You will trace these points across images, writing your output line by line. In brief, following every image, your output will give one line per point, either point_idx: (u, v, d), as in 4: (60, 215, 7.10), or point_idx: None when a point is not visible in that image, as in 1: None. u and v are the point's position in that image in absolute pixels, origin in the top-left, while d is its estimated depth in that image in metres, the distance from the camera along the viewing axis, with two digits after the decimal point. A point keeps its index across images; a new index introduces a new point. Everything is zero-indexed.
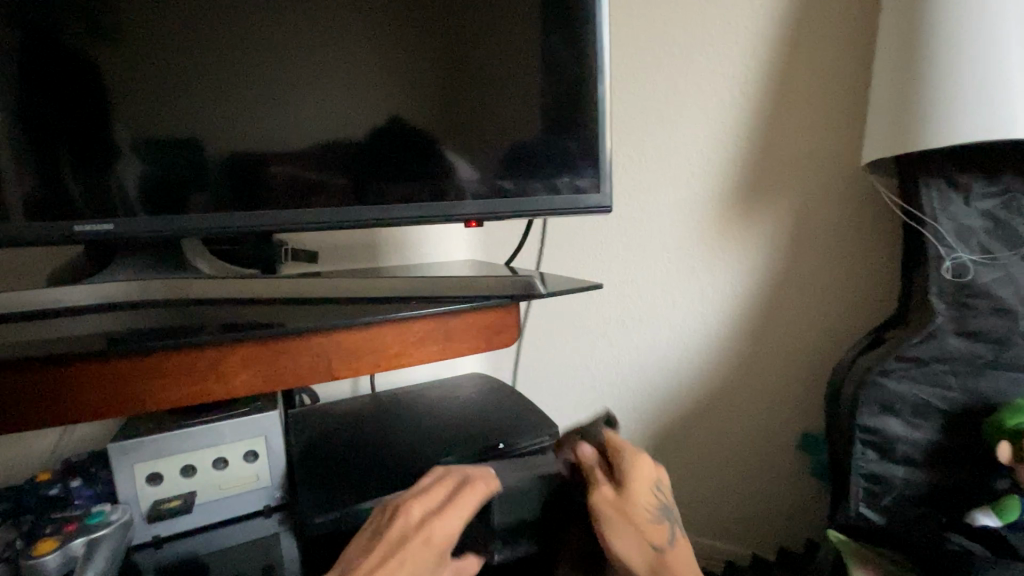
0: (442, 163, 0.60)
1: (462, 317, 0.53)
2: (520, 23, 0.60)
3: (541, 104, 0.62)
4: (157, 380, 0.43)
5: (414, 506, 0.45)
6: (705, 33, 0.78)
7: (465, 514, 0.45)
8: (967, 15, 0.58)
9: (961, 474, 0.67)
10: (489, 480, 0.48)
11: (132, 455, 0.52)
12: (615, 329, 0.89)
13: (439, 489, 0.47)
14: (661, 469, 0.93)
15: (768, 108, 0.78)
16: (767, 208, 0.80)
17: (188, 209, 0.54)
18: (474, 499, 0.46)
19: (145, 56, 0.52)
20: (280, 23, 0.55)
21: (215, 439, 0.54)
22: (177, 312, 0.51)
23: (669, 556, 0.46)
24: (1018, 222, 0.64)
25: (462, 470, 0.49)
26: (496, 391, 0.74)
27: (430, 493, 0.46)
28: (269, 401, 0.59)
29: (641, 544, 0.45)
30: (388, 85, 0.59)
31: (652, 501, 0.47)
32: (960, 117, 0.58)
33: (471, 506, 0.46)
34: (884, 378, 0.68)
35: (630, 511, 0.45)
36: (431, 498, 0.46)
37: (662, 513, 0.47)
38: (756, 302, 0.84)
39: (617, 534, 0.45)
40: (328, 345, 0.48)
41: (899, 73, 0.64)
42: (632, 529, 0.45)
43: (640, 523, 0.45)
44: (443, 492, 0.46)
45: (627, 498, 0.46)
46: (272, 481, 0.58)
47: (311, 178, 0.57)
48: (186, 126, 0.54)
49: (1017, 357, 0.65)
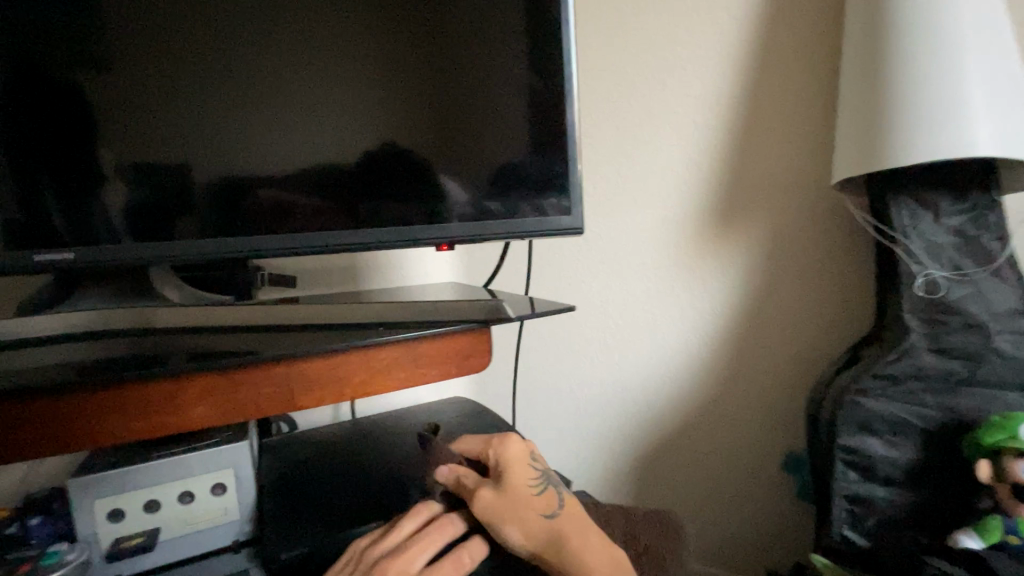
0: (413, 186, 0.60)
1: (431, 342, 0.52)
2: (491, 50, 0.61)
3: (513, 128, 0.62)
4: (113, 413, 0.42)
5: (392, 568, 0.41)
6: (677, 57, 0.79)
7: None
8: (926, 39, 0.60)
9: (943, 494, 0.66)
10: (477, 549, 0.44)
11: (92, 492, 0.50)
12: (597, 350, 0.89)
13: (421, 552, 0.43)
14: (647, 493, 0.92)
15: (740, 129, 0.79)
16: (744, 228, 0.81)
17: (153, 236, 0.53)
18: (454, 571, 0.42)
19: (114, 84, 0.52)
20: (255, 50, 0.55)
21: (180, 472, 0.53)
22: (139, 342, 0.50)
23: (561, 523, 0.44)
24: (984, 238, 0.66)
25: (457, 523, 0.46)
26: (476, 415, 0.73)
27: (408, 557, 0.42)
28: (238, 431, 0.58)
29: (532, 518, 0.44)
30: (363, 111, 0.59)
31: (528, 478, 0.46)
32: (924, 137, 0.59)
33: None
34: (862, 396, 0.67)
35: (513, 496, 0.44)
36: (409, 560, 0.42)
37: (541, 484, 0.46)
38: (736, 320, 0.84)
39: (505, 521, 0.44)
40: (291, 374, 0.47)
41: (863, 95, 0.65)
42: (524, 515, 0.44)
43: (520, 497, 0.44)
44: (424, 558, 0.42)
45: (506, 487, 0.45)
46: (241, 515, 0.56)
47: (279, 204, 0.57)
48: (153, 154, 0.53)
49: (992, 372, 0.65)
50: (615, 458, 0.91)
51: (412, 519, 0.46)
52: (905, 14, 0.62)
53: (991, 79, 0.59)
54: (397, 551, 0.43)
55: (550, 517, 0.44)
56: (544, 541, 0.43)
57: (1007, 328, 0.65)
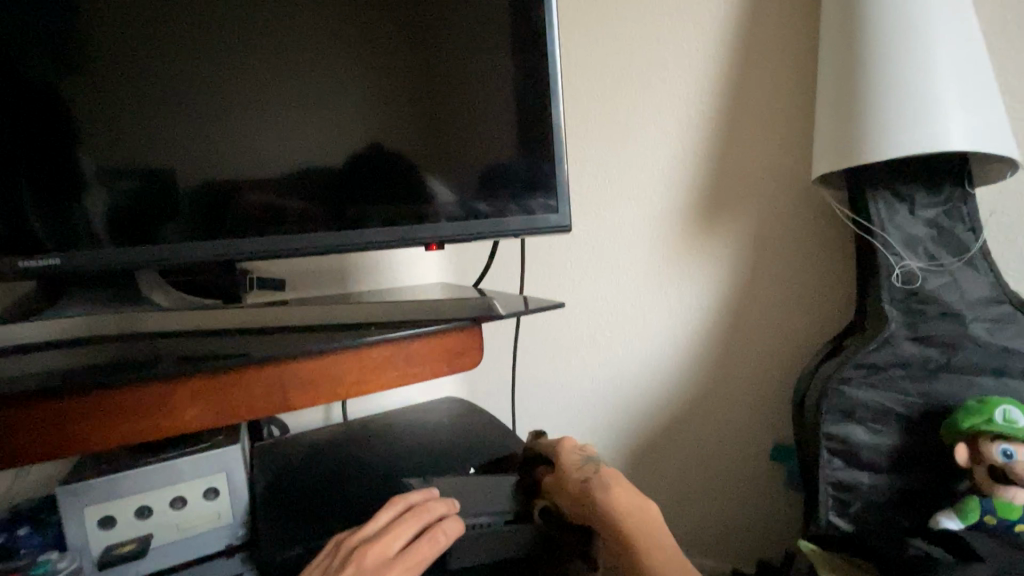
0: (400, 187, 0.60)
1: (422, 341, 0.53)
2: (477, 51, 0.62)
3: (501, 128, 0.63)
4: (104, 418, 0.42)
5: (371, 555, 0.42)
6: (659, 57, 0.80)
7: (423, 563, 0.42)
8: (898, 38, 0.62)
9: (923, 479, 0.68)
10: (450, 526, 0.44)
11: (81, 499, 0.49)
12: (586, 347, 0.89)
13: (398, 537, 0.43)
14: (639, 487, 0.93)
15: (723, 126, 0.80)
16: (729, 224, 0.82)
17: (140, 241, 0.53)
18: (431, 551, 0.42)
19: (98, 89, 0.52)
20: (240, 52, 0.55)
21: (172, 477, 0.52)
22: (127, 347, 0.50)
23: (605, 479, 0.48)
24: (958, 229, 0.68)
25: (433, 508, 0.45)
26: (468, 414, 0.73)
27: (385, 541, 0.43)
28: (230, 434, 0.57)
29: (570, 488, 0.46)
30: (350, 113, 0.59)
31: (579, 458, 0.52)
32: (897, 132, 0.61)
33: (428, 556, 0.42)
34: (844, 386, 0.69)
35: (565, 467, 0.51)
36: (386, 545, 0.42)
37: (589, 462, 0.52)
38: (722, 315, 0.85)
39: (558, 479, 0.49)
40: (284, 375, 0.47)
41: (840, 91, 0.66)
42: (576, 474, 0.49)
43: (571, 467, 0.50)
44: (401, 541, 0.43)
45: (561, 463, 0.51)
46: (234, 519, 0.55)
47: (268, 206, 0.57)
48: (139, 159, 0.53)
49: (969, 359, 0.67)
50: (607, 453, 0.92)
51: (385, 508, 0.46)
52: (878, 12, 0.63)
53: (961, 75, 0.61)
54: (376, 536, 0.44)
55: (594, 474, 0.48)
56: (585, 490, 0.47)
57: (982, 315, 0.67)
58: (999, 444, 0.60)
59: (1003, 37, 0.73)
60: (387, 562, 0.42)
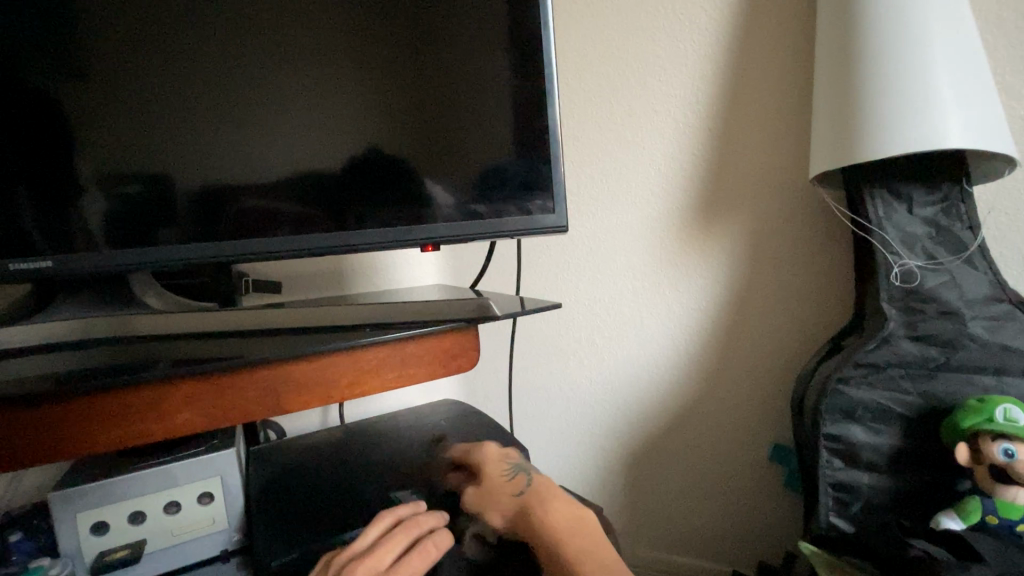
0: (396, 188, 0.60)
1: (418, 342, 0.52)
2: (473, 51, 0.62)
3: (497, 129, 0.62)
4: (97, 421, 0.41)
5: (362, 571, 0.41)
6: (656, 58, 0.80)
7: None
8: (896, 36, 0.62)
9: (924, 479, 0.67)
10: (440, 539, 0.44)
11: (74, 505, 0.49)
12: (584, 348, 0.89)
13: (390, 549, 0.43)
14: (637, 489, 0.92)
15: (720, 126, 0.80)
16: (727, 224, 0.82)
17: (133, 243, 0.52)
18: (423, 563, 0.42)
19: (92, 90, 0.51)
20: (235, 52, 0.55)
21: (166, 481, 0.52)
22: (120, 350, 0.49)
23: (534, 496, 0.48)
24: (956, 228, 0.67)
25: (422, 521, 0.46)
26: (466, 416, 0.73)
27: (378, 554, 0.42)
28: (224, 438, 0.57)
29: (504, 505, 0.48)
30: (345, 114, 0.59)
31: (504, 469, 0.51)
32: (895, 130, 0.61)
33: (420, 570, 0.42)
34: (844, 385, 0.69)
35: (490, 484, 0.49)
36: (379, 558, 0.42)
37: (516, 471, 0.51)
38: (720, 315, 0.85)
39: (486, 507, 0.48)
40: (278, 378, 0.47)
41: (837, 90, 0.66)
42: (501, 495, 0.48)
43: (496, 484, 0.49)
44: (394, 554, 0.43)
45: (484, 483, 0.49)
46: (229, 523, 0.55)
47: (264, 208, 0.56)
48: (133, 161, 0.53)
49: (968, 358, 0.67)
50: (605, 456, 0.92)
51: (374, 524, 0.45)
52: (874, 11, 0.63)
53: (959, 73, 0.61)
54: (367, 550, 0.43)
55: (522, 494, 0.48)
56: (516, 514, 0.47)
57: (981, 314, 0.67)
58: (1001, 443, 0.60)
59: (999, 36, 0.73)
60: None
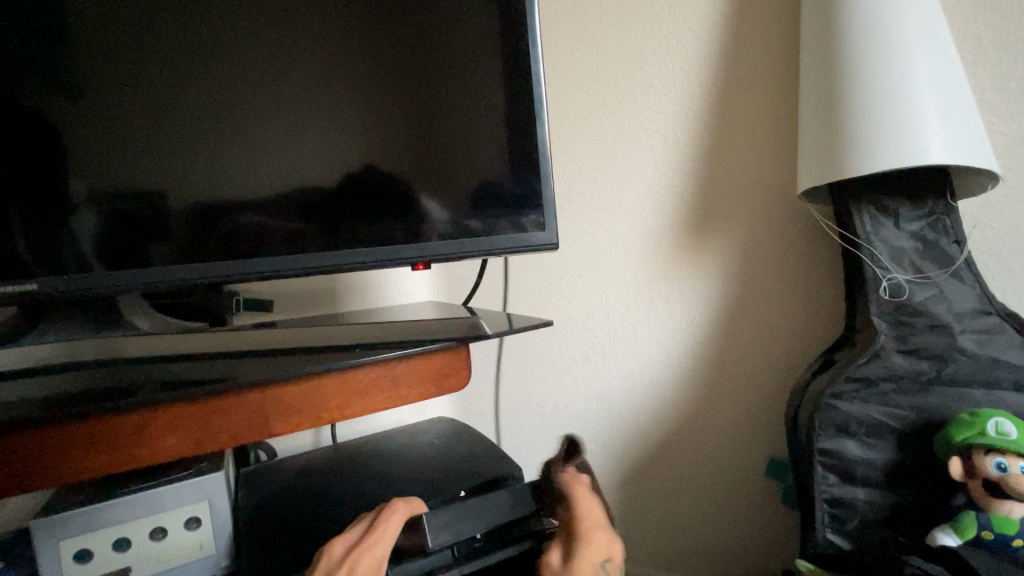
0: (386, 208, 0.60)
1: (408, 362, 0.52)
2: (464, 73, 0.62)
3: (488, 149, 0.63)
4: (81, 448, 0.41)
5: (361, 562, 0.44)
6: (645, 76, 0.81)
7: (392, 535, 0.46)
8: (878, 56, 0.63)
9: (918, 495, 0.67)
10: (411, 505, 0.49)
11: (58, 532, 0.47)
12: (579, 362, 0.89)
13: (359, 523, 0.48)
14: (634, 506, 0.91)
15: (709, 143, 0.82)
16: (719, 237, 0.83)
17: (123, 265, 0.52)
18: (396, 518, 0.48)
19: (83, 111, 0.51)
20: (229, 72, 0.55)
21: (153, 506, 0.50)
22: (108, 372, 0.49)
23: None
24: (943, 242, 0.68)
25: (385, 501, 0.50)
26: (459, 435, 0.72)
27: (348, 530, 0.47)
28: (213, 461, 0.56)
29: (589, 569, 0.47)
30: (335, 135, 0.59)
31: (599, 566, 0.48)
32: (879, 147, 0.62)
33: (393, 525, 0.47)
34: (836, 400, 0.69)
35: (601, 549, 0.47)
36: (349, 534, 0.46)
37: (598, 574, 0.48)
38: (712, 329, 0.85)
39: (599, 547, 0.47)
40: (267, 400, 0.46)
41: (822, 108, 0.67)
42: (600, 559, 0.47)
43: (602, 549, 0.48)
44: (363, 526, 0.47)
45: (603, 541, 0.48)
46: (218, 549, 0.54)
47: (257, 227, 0.56)
48: (123, 181, 0.52)
49: (958, 371, 0.67)
50: (600, 470, 0.91)
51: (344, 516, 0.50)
52: (856, 32, 0.65)
53: (940, 91, 0.62)
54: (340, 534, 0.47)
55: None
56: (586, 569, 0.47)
57: (970, 328, 0.67)
58: (993, 457, 0.60)
59: (978, 55, 0.75)
60: (382, 562, 0.45)
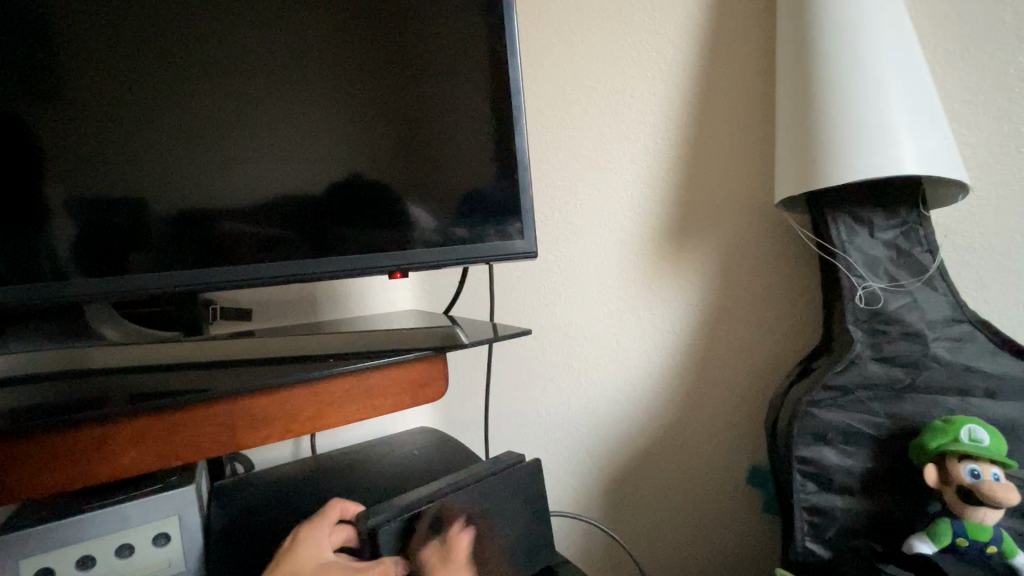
0: (364, 215, 0.59)
1: (385, 372, 0.52)
2: (446, 79, 0.62)
3: (469, 155, 0.63)
4: (42, 463, 0.39)
5: (304, 564, 0.45)
6: (628, 84, 0.82)
7: (324, 519, 0.50)
8: (853, 69, 0.64)
9: (894, 502, 0.68)
10: (354, 507, 0.52)
11: (15, 551, 0.45)
12: (563, 371, 0.86)
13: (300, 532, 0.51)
14: (621, 517, 0.90)
15: (689, 153, 0.83)
16: (700, 247, 0.84)
17: (92, 272, 0.51)
18: (330, 511, 0.51)
19: (54, 114, 0.50)
20: (207, 77, 0.54)
21: (119, 522, 0.48)
22: (69, 384, 0.47)
23: None
24: (915, 251, 0.70)
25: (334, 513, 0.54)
26: (441, 445, 0.71)
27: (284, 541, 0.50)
28: (183, 474, 0.54)
29: None
30: (314, 140, 0.58)
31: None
32: (855, 156, 0.63)
33: (325, 512, 0.50)
34: (814, 408, 0.69)
35: None
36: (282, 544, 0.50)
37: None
38: (694, 336, 0.86)
39: None
40: (236, 412, 0.45)
41: (799, 118, 0.68)
42: None
43: None
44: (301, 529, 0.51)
45: None
46: (187, 567, 0.51)
47: (231, 234, 0.55)
48: (92, 185, 0.51)
49: (932, 378, 0.68)
50: (588, 482, 0.88)
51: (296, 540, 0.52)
52: (830, 44, 0.66)
53: (911, 102, 0.64)
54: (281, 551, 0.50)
55: None
56: None
57: (942, 335, 0.68)
58: (967, 464, 0.61)
59: (949, 67, 0.77)
60: (319, 539, 0.47)
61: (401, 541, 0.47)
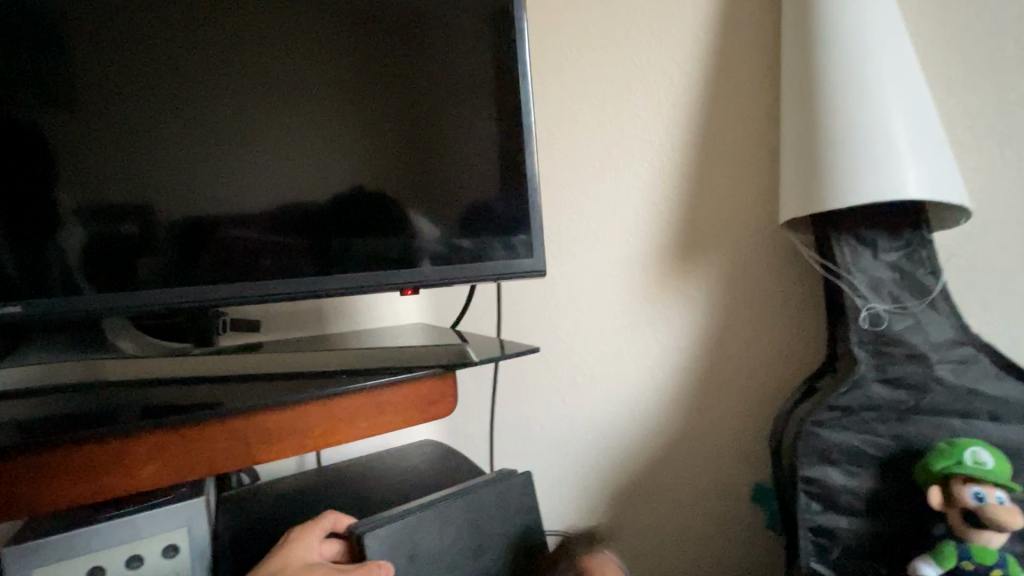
0: (376, 233, 0.61)
1: (394, 389, 0.52)
2: (458, 101, 0.64)
3: (479, 175, 0.64)
4: (61, 475, 0.40)
5: (291, 560, 0.46)
6: (633, 104, 0.83)
7: (317, 530, 0.50)
8: (856, 94, 0.66)
9: (899, 523, 0.68)
10: (347, 519, 0.52)
11: (26, 561, 0.45)
12: (568, 386, 0.87)
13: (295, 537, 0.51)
14: (624, 533, 0.90)
15: (694, 172, 0.84)
16: (704, 265, 0.85)
17: (111, 287, 0.52)
18: (326, 521, 0.51)
19: (81, 132, 0.52)
20: (227, 98, 0.56)
21: (130, 533, 0.49)
22: (86, 397, 0.48)
23: None
24: (919, 273, 0.70)
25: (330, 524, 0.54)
26: (447, 460, 0.71)
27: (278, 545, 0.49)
28: (193, 486, 0.54)
29: None
30: (329, 159, 0.60)
31: None
32: (857, 180, 0.64)
33: (320, 522, 0.51)
34: (818, 428, 0.70)
35: None
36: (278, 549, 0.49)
37: None
38: (697, 353, 0.87)
39: None
40: (250, 428, 0.46)
41: (801, 141, 0.69)
42: None
43: None
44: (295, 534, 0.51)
45: None
46: None
47: (246, 251, 0.56)
48: (116, 203, 0.53)
49: (936, 400, 0.68)
50: (591, 498, 0.89)
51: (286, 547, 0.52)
52: (833, 70, 0.67)
53: (912, 128, 0.65)
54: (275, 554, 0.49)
55: None
56: None
57: (946, 357, 0.69)
58: (971, 486, 0.61)
59: (949, 92, 0.78)
60: (309, 549, 0.48)
61: (393, 549, 0.48)
